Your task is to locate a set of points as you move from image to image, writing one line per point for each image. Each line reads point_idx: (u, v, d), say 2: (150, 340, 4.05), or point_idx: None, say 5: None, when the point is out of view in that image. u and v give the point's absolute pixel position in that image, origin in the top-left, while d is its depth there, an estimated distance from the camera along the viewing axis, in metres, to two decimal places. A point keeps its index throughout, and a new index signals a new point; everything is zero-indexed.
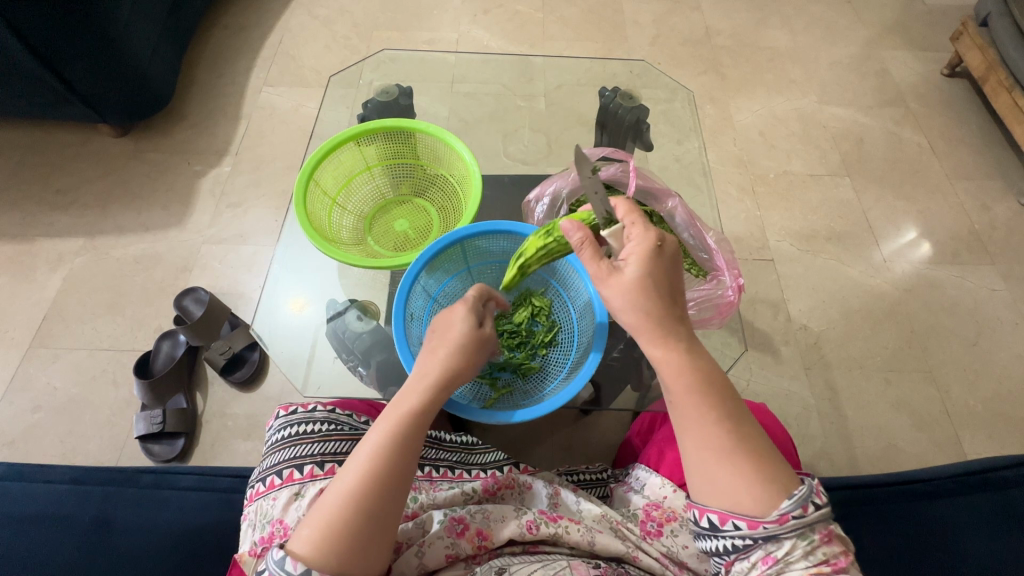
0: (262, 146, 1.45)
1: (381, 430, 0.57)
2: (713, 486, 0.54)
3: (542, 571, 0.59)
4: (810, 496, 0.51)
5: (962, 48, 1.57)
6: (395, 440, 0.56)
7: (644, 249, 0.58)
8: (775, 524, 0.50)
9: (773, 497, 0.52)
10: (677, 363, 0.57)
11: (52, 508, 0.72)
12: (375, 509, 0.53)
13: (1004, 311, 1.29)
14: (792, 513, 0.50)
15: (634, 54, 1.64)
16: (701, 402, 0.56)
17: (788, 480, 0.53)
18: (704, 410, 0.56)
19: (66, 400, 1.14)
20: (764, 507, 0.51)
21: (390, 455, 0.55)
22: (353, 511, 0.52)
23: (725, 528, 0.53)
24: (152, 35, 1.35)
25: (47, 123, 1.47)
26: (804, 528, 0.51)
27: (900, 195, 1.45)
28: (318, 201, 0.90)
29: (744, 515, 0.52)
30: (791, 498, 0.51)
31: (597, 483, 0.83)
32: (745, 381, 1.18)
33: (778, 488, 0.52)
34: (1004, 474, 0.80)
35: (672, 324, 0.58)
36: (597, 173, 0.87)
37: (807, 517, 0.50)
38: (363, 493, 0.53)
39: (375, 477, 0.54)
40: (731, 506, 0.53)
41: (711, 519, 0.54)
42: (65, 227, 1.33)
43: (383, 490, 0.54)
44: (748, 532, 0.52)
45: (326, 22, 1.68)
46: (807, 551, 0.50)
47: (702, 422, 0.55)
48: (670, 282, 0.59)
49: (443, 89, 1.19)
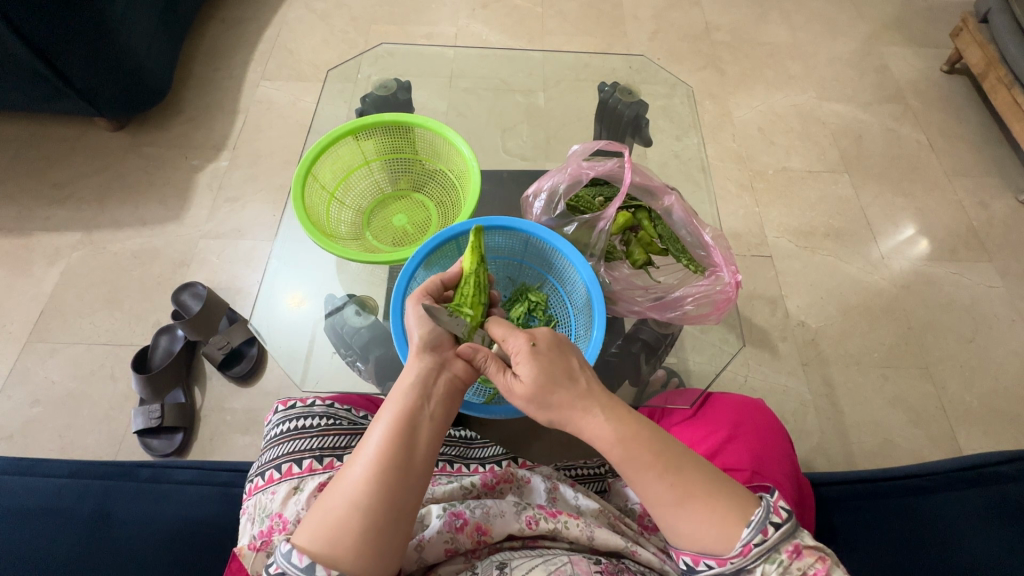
0: (260, 141, 1.45)
1: (382, 420, 0.57)
2: (680, 534, 0.54)
3: (543, 564, 0.59)
4: (766, 519, 0.52)
5: (962, 44, 1.57)
6: (393, 431, 0.56)
7: (521, 353, 0.59)
8: (740, 557, 0.51)
9: (734, 529, 0.52)
10: (604, 436, 0.57)
11: (51, 502, 0.72)
12: (377, 500, 0.52)
13: (1000, 307, 1.30)
14: (753, 541, 0.51)
15: (633, 49, 1.64)
16: (640, 458, 0.55)
17: (744, 504, 0.53)
18: (644, 466, 0.55)
19: (64, 394, 1.13)
20: (727, 543, 0.52)
21: (391, 443, 0.55)
22: (360, 502, 0.52)
23: (699, 568, 0.53)
24: (149, 29, 1.35)
25: (44, 117, 1.46)
26: (769, 552, 0.51)
27: (898, 191, 1.45)
28: (316, 195, 0.90)
29: (712, 554, 0.52)
30: (751, 526, 0.52)
31: (593, 479, 0.83)
32: (743, 376, 1.19)
33: (738, 516, 0.52)
34: (997, 469, 0.81)
35: (585, 402, 0.58)
36: (594, 168, 0.86)
37: (768, 541, 0.51)
38: (368, 484, 0.53)
39: (380, 465, 0.54)
40: (699, 547, 0.53)
41: (685, 561, 0.54)
42: (62, 221, 1.33)
43: (387, 482, 0.53)
44: (719, 569, 0.52)
45: (324, 15, 1.67)
46: (779, 573, 0.50)
47: (647, 478, 0.55)
48: (563, 366, 0.59)
49: (442, 83, 1.18)
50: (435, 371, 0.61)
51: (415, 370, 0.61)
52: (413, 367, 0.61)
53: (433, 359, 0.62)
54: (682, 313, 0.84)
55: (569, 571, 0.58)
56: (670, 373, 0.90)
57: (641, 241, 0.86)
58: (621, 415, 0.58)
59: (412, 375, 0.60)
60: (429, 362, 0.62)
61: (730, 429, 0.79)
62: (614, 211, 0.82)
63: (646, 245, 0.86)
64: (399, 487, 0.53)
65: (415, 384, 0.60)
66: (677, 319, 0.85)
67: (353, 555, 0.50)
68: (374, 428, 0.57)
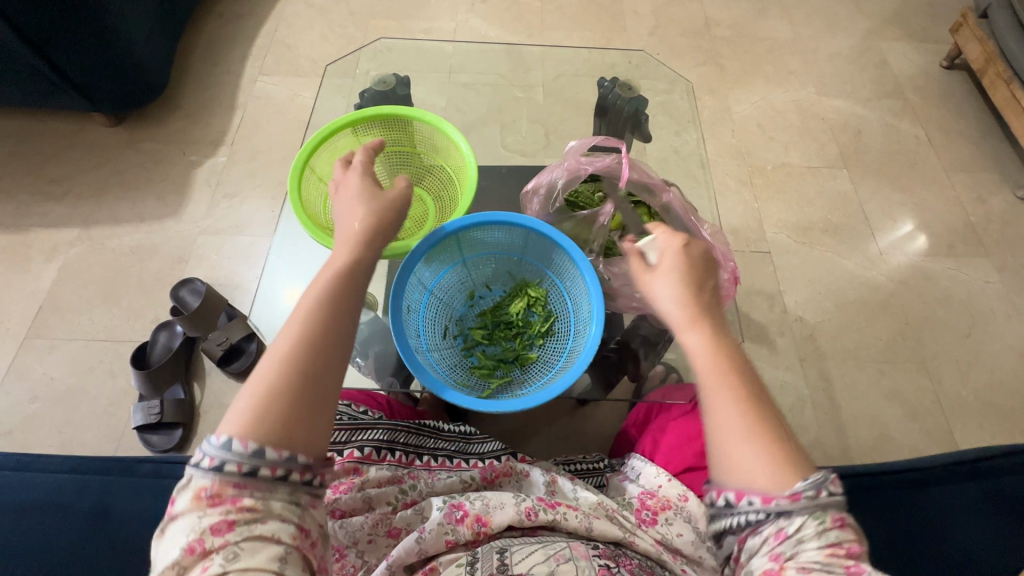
0: (258, 136, 1.44)
1: (302, 313, 0.54)
2: (727, 462, 0.51)
3: (542, 549, 0.60)
4: (826, 482, 0.48)
5: (961, 40, 1.57)
6: (323, 315, 0.54)
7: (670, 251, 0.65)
8: (786, 501, 0.47)
9: (786, 477, 0.48)
10: (712, 344, 0.57)
11: (52, 497, 0.72)
12: (315, 375, 0.50)
13: (998, 303, 1.30)
14: (805, 493, 0.47)
15: (632, 44, 1.64)
16: (728, 373, 0.55)
17: (804, 466, 0.49)
18: (725, 384, 0.54)
19: (63, 390, 1.13)
20: (777, 484, 0.48)
21: (323, 323, 0.54)
22: (289, 381, 0.49)
23: (740, 503, 0.49)
24: (146, 23, 1.34)
25: (42, 112, 1.46)
26: (817, 508, 0.47)
27: (896, 187, 1.45)
28: (313, 189, 0.89)
29: (758, 490, 0.49)
30: (806, 480, 0.48)
31: (593, 473, 0.84)
32: None
33: (793, 470, 0.49)
34: (992, 463, 0.82)
35: (710, 317, 0.60)
36: (592, 163, 0.84)
37: (820, 499, 0.47)
38: (297, 364, 0.50)
39: (313, 344, 0.52)
40: (746, 481, 0.49)
41: (727, 497, 0.50)
42: (59, 217, 1.32)
43: (321, 358, 0.51)
44: (761, 506, 0.48)
45: (322, 10, 1.67)
46: (818, 532, 0.46)
47: (724, 397, 0.53)
48: (703, 277, 0.63)
49: (441, 79, 1.18)
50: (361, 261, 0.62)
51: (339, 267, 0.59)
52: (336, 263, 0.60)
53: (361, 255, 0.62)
54: None
55: (568, 556, 0.58)
56: (669, 369, 0.89)
57: (639, 237, 0.86)
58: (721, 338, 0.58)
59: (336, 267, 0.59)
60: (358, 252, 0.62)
61: None
62: (613, 204, 0.80)
63: None
64: (326, 359, 0.52)
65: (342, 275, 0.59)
66: None
67: (297, 433, 0.47)
68: (299, 315, 0.54)
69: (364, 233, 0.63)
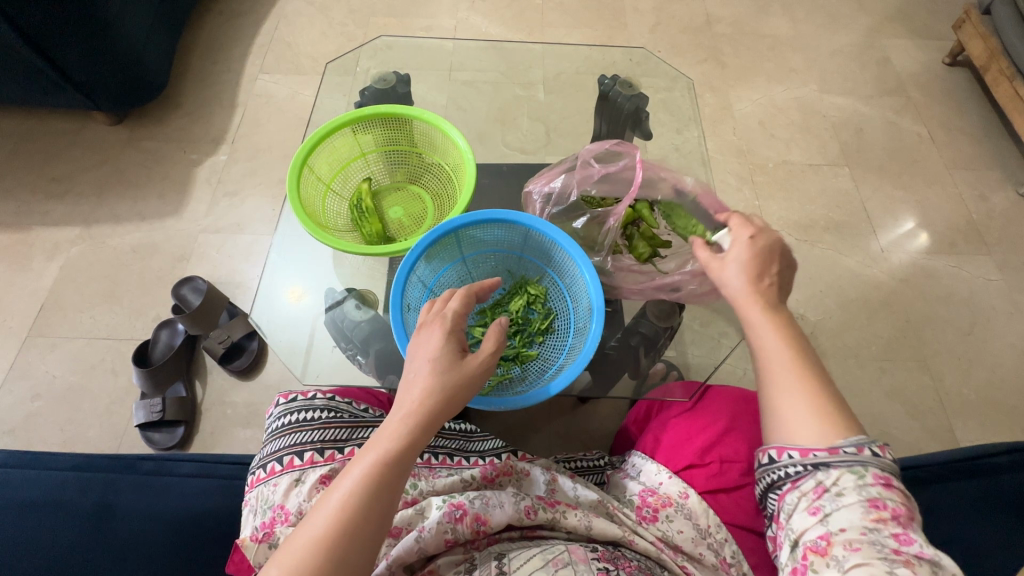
0: (259, 135, 1.44)
1: (353, 478, 0.52)
2: (776, 425, 0.58)
3: (541, 554, 0.60)
4: (868, 443, 0.54)
5: (963, 36, 1.56)
6: (371, 488, 0.52)
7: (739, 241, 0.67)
8: (825, 453, 0.54)
9: (830, 434, 0.55)
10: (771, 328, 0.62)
11: (55, 494, 0.72)
12: (346, 556, 0.49)
13: (1000, 301, 1.30)
14: (845, 449, 0.53)
15: (633, 42, 1.63)
16: (783, 354, 0.60)
17: (851, 427, 0.55)
18: (781, 361, 0.60)
19: (65, 388, 1.14)
20: (819, 439, 0.55)
21: (369, 497, 0.51)
22: (318, 569, 0.48)
23: (781, 459, 0.57)
24: (147, 21, 1.34)
25: (42, 111, 1.46)
26: (855, 463, 0.53)
27: (898, 184, 1.45)
28: (312, 187, 0.89)
29: (797, 445, 0.56)
30: (849, 439, 0.54)
31: (594, 471, 0.85)
32: (742, 370, 1.19)
33: (837, 429, 0.55)
34: (994, 460, 0.81)
35: (773, 303, 0.64)
36: (603, 169, 0.85)
37: (859, 455, 0.53)
38: (331, 548, 0.49)
39: (352, 522, 0.50)
40: (788, 437, 0.57)
41: (771, 454, 0.58)
42: (60, 215, 1.33)
43: (357, 539, 0.50)
44: (800, 459, 0.55)
45: (323, 8, 1.66)
46: (857, 485, 0.52)
47: (777, 369, 0.60)
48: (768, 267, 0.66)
49: (441, 76, 1.18)
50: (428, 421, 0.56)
51: (406, 420, 0.55)
52: (404, 413, 0.55)
53: (434, 408, 0.56)
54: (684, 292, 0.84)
55: (567, 560, 0.59)
56: (669, 366, 0.91)
57: (643, 236, 0.87)
58: (783, 322, 0.63)
59: (400, 425, 0.55)
60: (425, 410, 0.55)
61: (728, 420, 0.79)
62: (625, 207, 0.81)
63: (648, 238, 0.88)
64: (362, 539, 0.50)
65: (402, 441, 0.54)
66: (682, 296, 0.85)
67: None
68: (348, 479, 0.52)
69: (438, 383, 0.56)
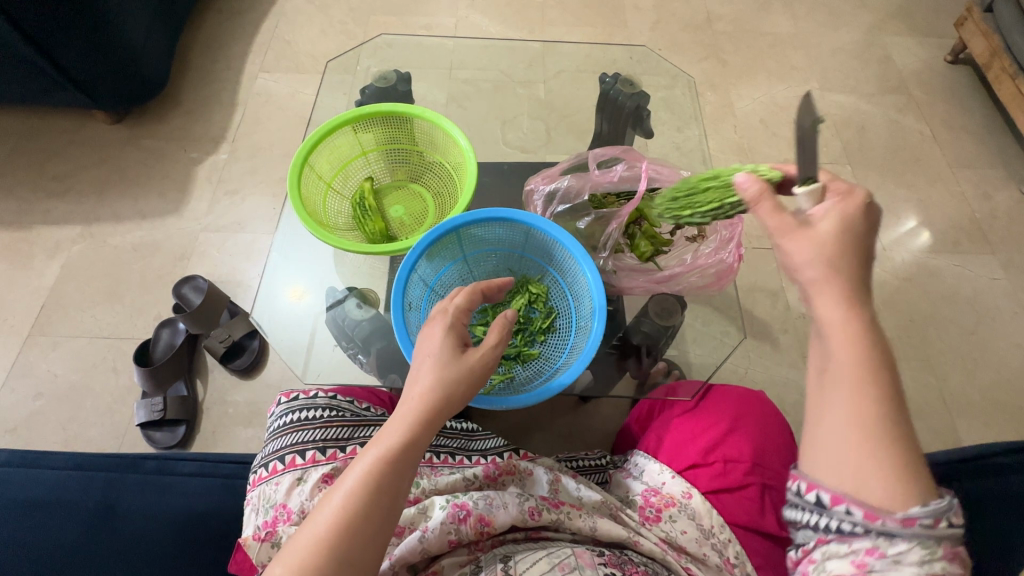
0: (259, 133, 1.44)
1: (355, 474, 0.52)
2: (837, 466, 0.47)
3: (546, 557, 0.60)
4: (946, 510, 0.44)
5: (966, 33, 1.55)
6: (373, 484, 0.51)
7: (841, 209, 0.52)
8: (897, 524, 0.44)
9: (905, 500, 0.45)
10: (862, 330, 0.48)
11: (56, 493, 0.72)
12: (348, 554, 0.49)
13: (1003, 300, 1.30)
14: (921, 520, 0.44)
15: (634, 39, 1.63)
16: (877, 383, 0.47)
17: (927, 487, 0.45)
18: (874, 389, 0.46)
19: (67, 387, 1.14)
20: (889, 504, 0.45)
21: (370, 494, 0.51)
22: (319, 565, 0.48)
23: (835, 508, 0.47)
24: (146, 19, 1.33)
25: (42, 109, 1.45)
26: (930, 538, 0.44)
27: (900, 182, 1.45)
28: (313, 185, 0.89)
29: (862, 505, 0.46)
30: (926, 506, 0.44)
31: (596, 470, 0.84)
32: (744, 368, 1.19)
33: (915, 492, 0.45)
34: (999, 461, 0.82)
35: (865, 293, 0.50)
36: (606, 175, 0.86)
37: (936, 528, 0.44)
38: (333, 544, 0.49)
39: (354, 519, 0.50)
40: (851, 491, 0.46)
41: (819, 497, 0.48)
42: (61, 214, 1.33)
43: (358, 537, 0.50)
44: (862, 521, 0.45)
45: (322, 6, 1.66)
46: (924, 561, 0.44)
47: (865, 398, 0.46)
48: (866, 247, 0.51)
49: (442, 75, 1.18)
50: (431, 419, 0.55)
51: (409, 416, 0.55)
52: (407, 409, 0.55)
53: (436, 404, 0.55)
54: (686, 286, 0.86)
55: (573, 565, 0.59)
56: (670, 365, 0.89)
57: (645, 234, 0.86)
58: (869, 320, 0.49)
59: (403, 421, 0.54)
60: (427, 407, 0.55)
61: (730, 420, 0.79)
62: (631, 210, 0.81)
63: (651, 237, 0.86)
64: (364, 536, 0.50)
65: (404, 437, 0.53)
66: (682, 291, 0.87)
67: None
68: (350, 475, 0.52)
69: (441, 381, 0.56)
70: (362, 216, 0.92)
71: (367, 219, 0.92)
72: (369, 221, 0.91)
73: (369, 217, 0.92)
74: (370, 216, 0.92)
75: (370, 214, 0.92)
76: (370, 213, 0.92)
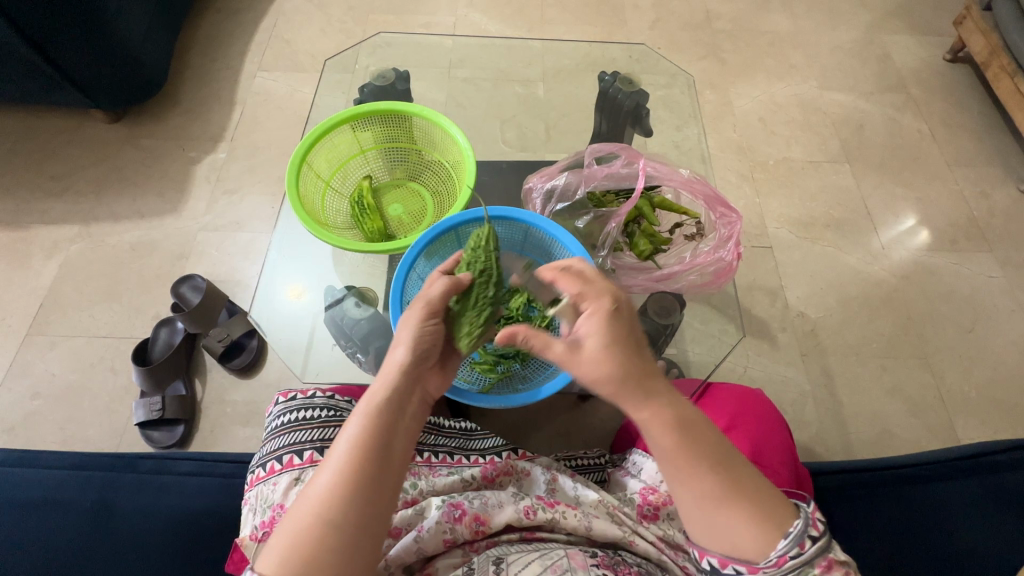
0: (257, 132, 1.44)
1: (345, 437, 0.54)
2: (714, 535, 0.53)
3: (540, 559, 0.60)
4: (803, 534, 0.51)
5: (964, 32, 1.55)
6: (363, 441, 0.54)
7: (599, 313, 0.59)
8: (774, 568, 0.51)
9: (769, 539, 0.51)
10: (664, 416, 0.56)
11: (54, 494, 0.72)
12: (350, 506, 0.51)
13: (1000, 298, 1.30)
14: (789, 553, 0.51)
15: (633, 38, 1.63)
16: (692, 451, 0.55)
17: (783, 516, 0.53)
18: (697, 456, 0.54)
19: (64, 387, 1.14)
20: (761, 551, 0.51)
21: (362, 450, 0.53)
22: (323, 521, 0.50)
23: (724, 570, 0.53)
24: (145, 18, 1.33)
25: (40, 108, 1.45)
26: (803, 565, 0.51)
27: (899, 181, 1.45)
28: (311, 184, 0.89)
29: (744, 561, 0.52)
30: (788, 538, 0.51)
31: (595, 469, 0.84)
32: (742, 367, 1.19)
33: (775, 528, 0.52)
34: (994, 459, 0.81)
35: (648, 381, 0.57)
36: (603, 172, 0.86)
37: (804, 555, 0.51)
38: (333, 501, 0.51)
39: (350, 475, 0.52)
40: (729, 551, 0.53)
41: (711, 562, 0.54)
42: (59, 214, 1.32)
43: (357, 489, 0.51)
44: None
45: (321, 5, 1.66)
46: None
47: (694, 472, 0.54)
48: (630, 334, 0.60)
49: (441, 74, 1.18)
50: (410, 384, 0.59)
51: (389, 380, 0.58)
52: (386, 376, 0.59)
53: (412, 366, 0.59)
54: (686, 284, 0.86)
55: (566, 566, 0.59)
56: (669, 364, 0.91)
57: (643, 232, 0.87)
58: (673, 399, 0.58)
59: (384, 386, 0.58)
60: (406, 373, 0.59)
61: (729, 418, 0.79)
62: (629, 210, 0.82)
63: (649, 235, 0.87)
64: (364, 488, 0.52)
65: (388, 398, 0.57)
66: (682, 288, 0.87)
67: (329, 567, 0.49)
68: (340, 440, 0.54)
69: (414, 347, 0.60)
70: (360, 215, 0.91)
71: (365, 218, 0.91)
72: (367, 220, 0.90)
73: (366, 217, 0.91)
74: (368, 216, 0.91)
75: (368, 214, 0.91)
76: (368, 212, 0.91)
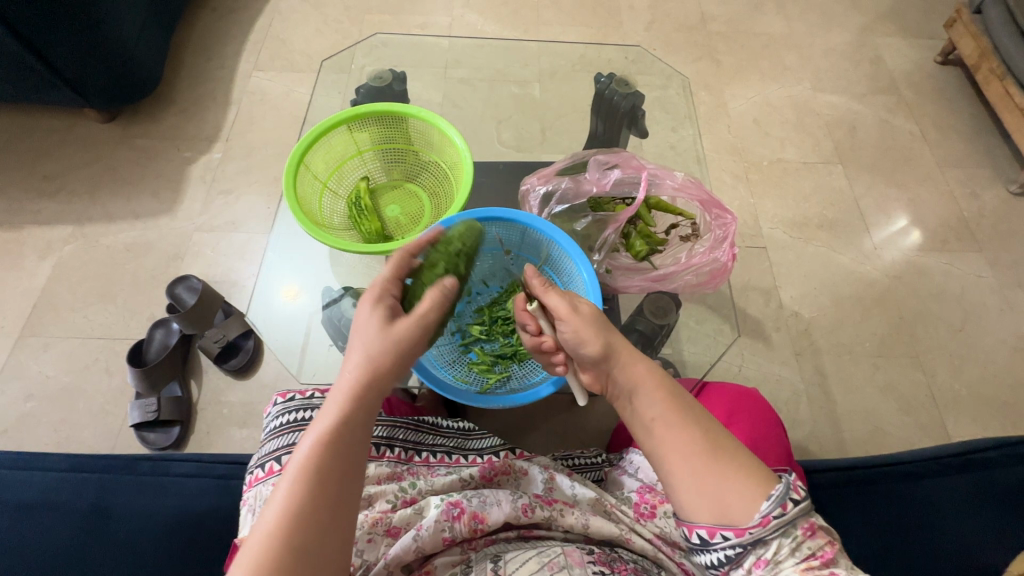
0: (252, 132, 1.43)
1: (301, 459, 0.51)
2: (700, 502, 0.54)
3: (536, 556, 0.60)
4: (786, 494, 0.51)
5: (955, 35, 1.57)
6: (322, 465, 0.51)
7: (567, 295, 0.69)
8: (758, 528, 0.51)
9: (753, 500, 0.52)
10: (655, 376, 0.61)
11: (49, 496, 0.72)
12: (309, 535, 0.48)
13: (990, 297, 1.31)
14: (772, 513, 0.51)
15: (628, 39, 1.64)
16: (678, 413, 0.58)
17: (766, 480, 0.53)
18: (679, 414, 0.58)
19: (58, 388, 1.13)
20: (746, 513, 0.51)
21: (320, 476, 0.51)
22: (281, 551, 0.47)
23: (714, 540, 0.53)
24: (138, 17, 1.32)
25: (33, 108, 1.44)
26: (787, 525, 0.51)
27: (891, 182, 1.46)
28: (308, 185, 0.89)
29: (730, 525, 0.52)
30: (770, 499, 0.51)
31: (591, 467, 0.84)
32: (737, 366, 1.20)
33: (758, 490, 0.52)
34: (983, 456, 0.83)
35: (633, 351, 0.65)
36: (600, 178, 0.87)
37: (787, 515, 0.50)
38: (291, 530, 0.48)
39: (308, 501, 0.49)
40: (718, 517, 0.53)
41: (700, 534, 0.54)
42: (53, 214, 1.31)
43: (316, 516, 0.49)
44: (736, 540, 0.52)
45: (316, 5, 1.65)
46: (793, 548, 0.50)
47: (677, 428, 0.57)
48: None
49: (437, 74, 1.18)
50: (368, 402, 0.57)
51: (346, 399, 0.56)
52: (344, 395, 0.56)
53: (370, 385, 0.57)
54: (682, 284, 0.88)
55: (562, 563, 0.59)
56: (665, 363, 0.93)
57: (641, 233, 0.87)
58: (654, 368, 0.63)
59: (341, 405, 0.55)
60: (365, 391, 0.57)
61: (725, 416, 0.80)
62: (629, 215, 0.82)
63: (646, 236, 0.87)
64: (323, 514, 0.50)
65: (345, 419, 0.54)
66: (677, 289, 0.88)
67: None
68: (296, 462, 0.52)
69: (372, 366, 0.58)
70: (358, 215, 0.91)
71: (362, 219, 0.91)
72: (364, 221, 0.90)
73: (364, 218, 0.91)
74: (366, 216, 0.91)
75: (365, 215, 0.91)
76: (365, 213, 0.91)
